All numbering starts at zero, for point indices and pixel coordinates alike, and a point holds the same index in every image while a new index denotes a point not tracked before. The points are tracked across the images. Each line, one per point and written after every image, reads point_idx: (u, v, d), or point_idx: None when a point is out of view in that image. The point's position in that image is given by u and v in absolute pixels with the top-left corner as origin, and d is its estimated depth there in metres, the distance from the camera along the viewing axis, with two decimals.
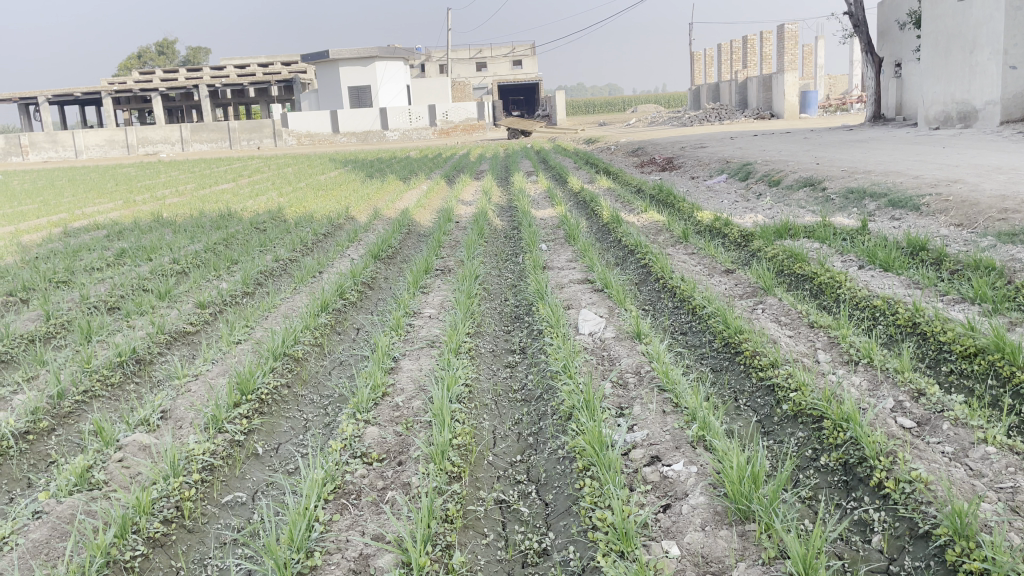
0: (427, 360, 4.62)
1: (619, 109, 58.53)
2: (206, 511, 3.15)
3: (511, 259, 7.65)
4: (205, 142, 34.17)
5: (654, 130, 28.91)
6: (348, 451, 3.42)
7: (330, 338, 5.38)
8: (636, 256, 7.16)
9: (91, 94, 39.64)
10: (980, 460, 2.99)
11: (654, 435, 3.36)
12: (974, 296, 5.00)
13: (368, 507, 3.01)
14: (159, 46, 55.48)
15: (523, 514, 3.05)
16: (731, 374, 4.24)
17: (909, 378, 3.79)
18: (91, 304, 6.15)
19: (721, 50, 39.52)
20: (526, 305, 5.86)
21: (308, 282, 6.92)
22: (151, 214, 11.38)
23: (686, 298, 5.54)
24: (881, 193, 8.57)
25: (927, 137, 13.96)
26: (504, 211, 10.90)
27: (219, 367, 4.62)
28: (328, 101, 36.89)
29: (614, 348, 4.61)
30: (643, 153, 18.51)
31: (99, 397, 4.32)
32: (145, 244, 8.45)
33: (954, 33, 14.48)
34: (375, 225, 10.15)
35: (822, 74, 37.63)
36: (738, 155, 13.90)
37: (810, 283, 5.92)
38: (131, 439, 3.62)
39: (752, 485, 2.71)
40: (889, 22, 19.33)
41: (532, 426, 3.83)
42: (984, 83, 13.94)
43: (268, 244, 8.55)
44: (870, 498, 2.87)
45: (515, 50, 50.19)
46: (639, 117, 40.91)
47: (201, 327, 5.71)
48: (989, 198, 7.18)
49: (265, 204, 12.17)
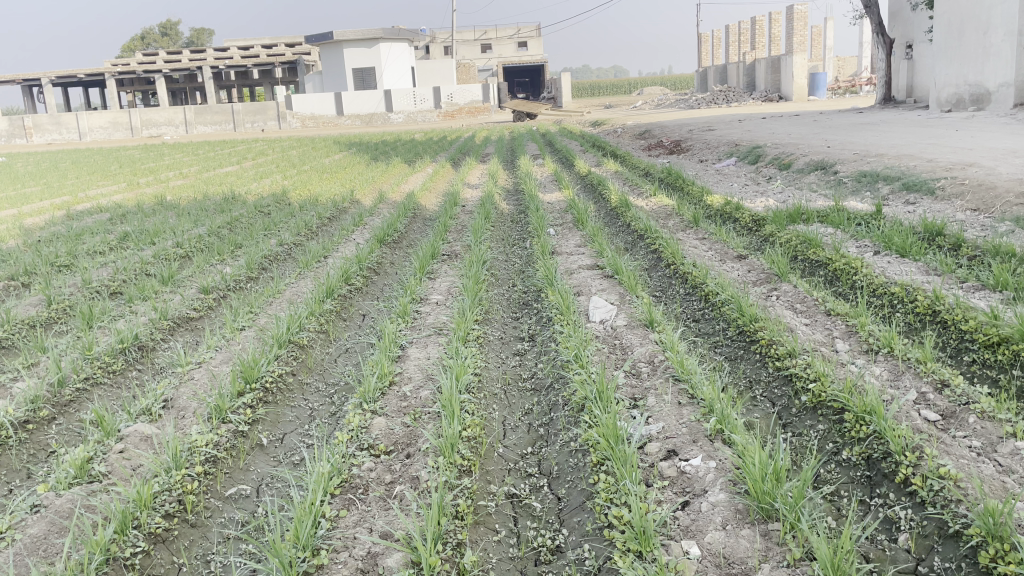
0: (434, 348, 4.52)
1: (625, 92, 57.99)
2: (208, 504, 3.06)
3: (518, 244, 7.53)
4: (209, 124, 33.98)
5: (661, 113, 28.67)
6: (355, 444, 3.34)
7: (335, 324, 5.28)
8: (645, 241, 7.03)
9: (94, 76, 39.44)
10: (1009, 456, 2.88)
11: (671, 429, 3.26)
12: (995, 283, 4.86)
13: (376, 502, 2.92)
14: (162, 27, 55.12)
15: (535, 510, 2.96)
16: (746, 364, 4.13)
17: (932, 368, 3.67)
18: (93, 289, 6.05)
19: (729, 31, 39.11)
20: (535, 291, 5.75)
21: (313, 267, 6.82)
22: (155, 197, 11.27)
23: (699, 285, 5.42)
24: (894, 176, 8.42)
25: (939, 119, 13.74)
26: (511, 195, 10.79)
27: (223, 355, 4.52)
28: (332, 83, 36.65)
29: (627, 336, 4.50)
30: (650, 135, 18.32)
31: (100, 385, 4.24)
32: (148, 228, 8.34)
33: (967, 14, 14.24)
34: (380, 208, 10.05)
35: (831, 56, 37.15)
36: (747, 138, 13.72)
37: (825, 269, 5.80)
38: (132, 429, 3.53)
39: (775, 483, 2.61)
40: (901, 3, 19.04)
41: (543, 417, 3.73)
42: (999, 65, 13.70)
43: (272, 228, 8.44)
44: (895, 495, 2.77)
45: (521, 32, 49.81)
46: (646, 99, 40.61)
47: (204, 313, 5.61)
48: (1006, 182, 7.02)
49: (269, 187, 12.04)
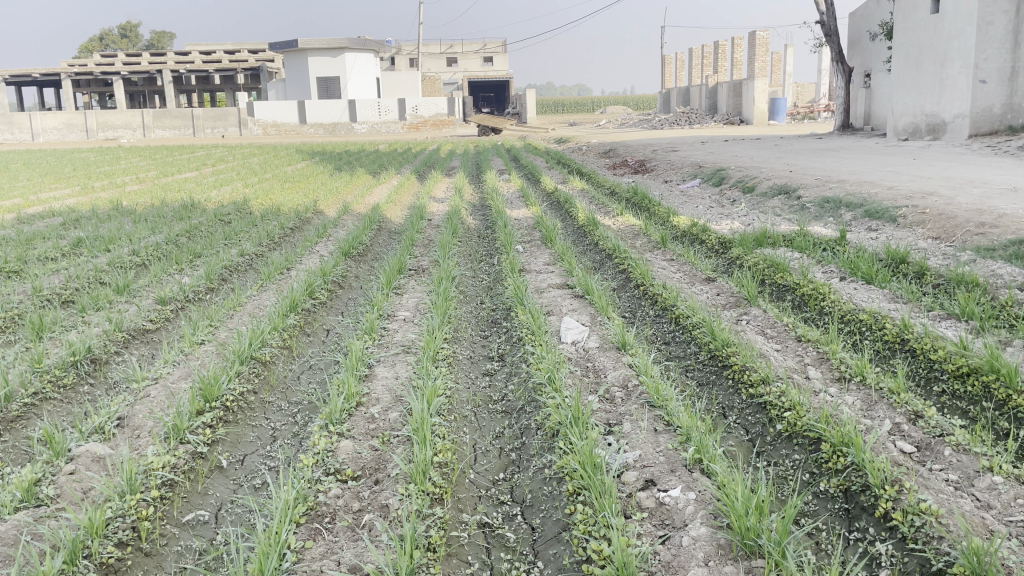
0: (403, 367, 4.40)
1: (588, 111, 58.37)
2: (165, 531, 2.91)
3: (486, 260, 7.43)
4: (167, 128, 33.38)
5: (625, 132, 28.94)
6: (320, 468, 3.21)
7: (299, 340, 5.12)
8: (614, 261, 6.99)
9: (49, 76, 38.56)
10: (987, 491, 2.88)
11: (648, 457, 3.20)
12: (961, 313, 4.89)
13: (344, 532, 2.80)
14: (122, 29, 54.20)
15: (508, 540, 2.86)
16: (719, 390, 4.09)
17: (905, 399, 3.65)
18: (44, 297, 5.81)
19: (693, 54, 39.71)
20: (504, 309, 5.66)
21: (274, 279, 6.64)
22: (110, 202, 10.95)
23: (669, 307, 5.39)
24: (857, 202, 8.52)
25: (897, 148, 14.02)
26: (477, 209, 10.73)
27: (181, 370, 4.35)
28: (296, 91, 36.30)
29: (600, 359, 4.44)
30: (615, 154, 18.43)
31: (50, 400, 4.03)
32: (103, 234, 8.07)
33: (925, 46, 14.59)
34: (345, 220, 9.90)
35: (791, 82, 37.85)
36: (711, 160, 13.83)
37: (792, 294, 5.82)
38: (84, 449, 3.36)
39: (758, 518, 2.57)
40: (860, 33, 19.49)
41: (515, 441, 3.63)
42: (954, 96, 14.01)
43: (233, 237, 8.23)
44: (875, 530, 2.74)
45: (487, 47, 50.09)
46: (610, 118, 40.93)
47: (161, 325, 5.41)
48: (966, 211, 7.14)
49: (230, 195, 11.80)
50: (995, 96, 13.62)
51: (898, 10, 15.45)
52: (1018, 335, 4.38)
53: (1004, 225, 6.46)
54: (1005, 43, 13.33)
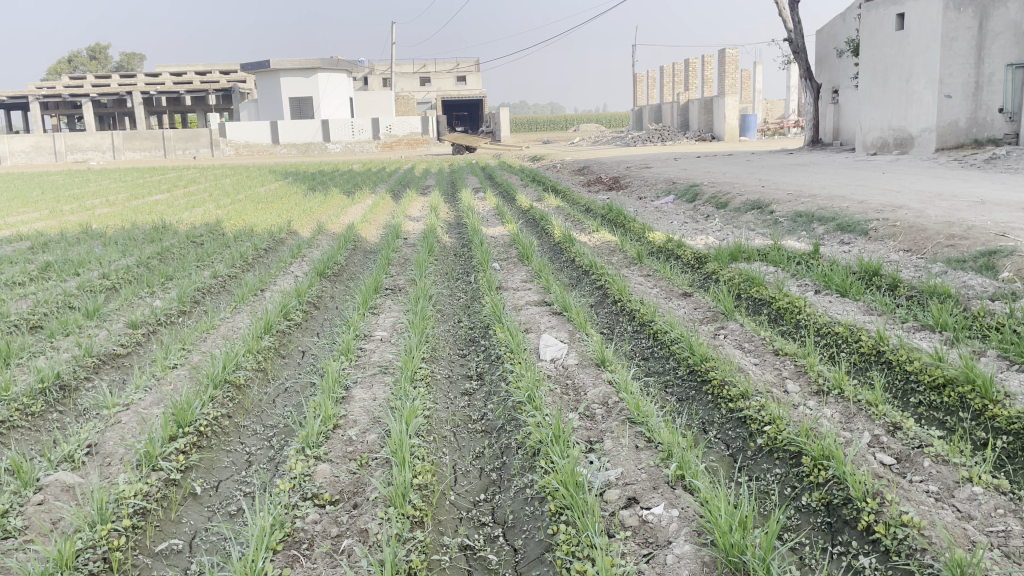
0: (380, 388, 4.34)
1: (562, 128, 58.83)
2: (137, 562, 2.83)
3: (463, 278, 7.41)
4: (137, 150, 33.13)
5: (598, 149, 29.14)
6: (298, 493, 3.15)
7: (274, 362, 5.04)
8: (591, 277, 7.01)
9: (17, 98, 38.18)
10: (967, 501, 2.89)
11: (629, 474, 3.18)
12: (935, 324, 4.92)
13: (322, 559, 2.74)
14: (91, 51, 53.91)
15: (491, 563, 2.83)
16: (699, 405, 4.08)
17: (883, 411, 3.65)
18: (11, 322, 5.69)
19: (664, 72, 40.27)
20: (482, 327, 5.63)
21: (249, 301, 6.55)
22: (80, 224, 10.81)
23: (648, 323, 5.39)
24: (829, 216, 8.60)
25: (868, 162, 14.19)
26: (453, 228, 10.73)
27: (153, 396, 4.25)
28: (268, 111, 36.19)
29: (579, 376, 4.42)
30: (589, 172, 18.49)
31: (18, 429, 3.93)
32: (72, 258, 7.93)
33: (892, 62, 14.88)
34: (319, 240, 9.84)
35: (760, 98, 38.39)
36: (684, 176, 13.94)
37: (768, 307, 5.85)
38: (53, 479, 3.27)
39: (742, 534, 2.57)
40: (828, 50, 19.81)
41: (495, 461, 3.60)
42: (921, 111, 14.23)
43: (206, 259, 8.13)
44: (858, 543, 2.74)
45: (459, 66, 50.46)
46: (583, 136, 41.14)
47: (132, 349, 5.30)
48: (936, 224, 7.23)
49: (202, 216, 11.69)
50: (961, 110, 13.83)
51: (864, 27, 15.76)
52: (992, 345, 4.42)
53: (973, 237, 6.53)
54: (969, 59, 13.57)
